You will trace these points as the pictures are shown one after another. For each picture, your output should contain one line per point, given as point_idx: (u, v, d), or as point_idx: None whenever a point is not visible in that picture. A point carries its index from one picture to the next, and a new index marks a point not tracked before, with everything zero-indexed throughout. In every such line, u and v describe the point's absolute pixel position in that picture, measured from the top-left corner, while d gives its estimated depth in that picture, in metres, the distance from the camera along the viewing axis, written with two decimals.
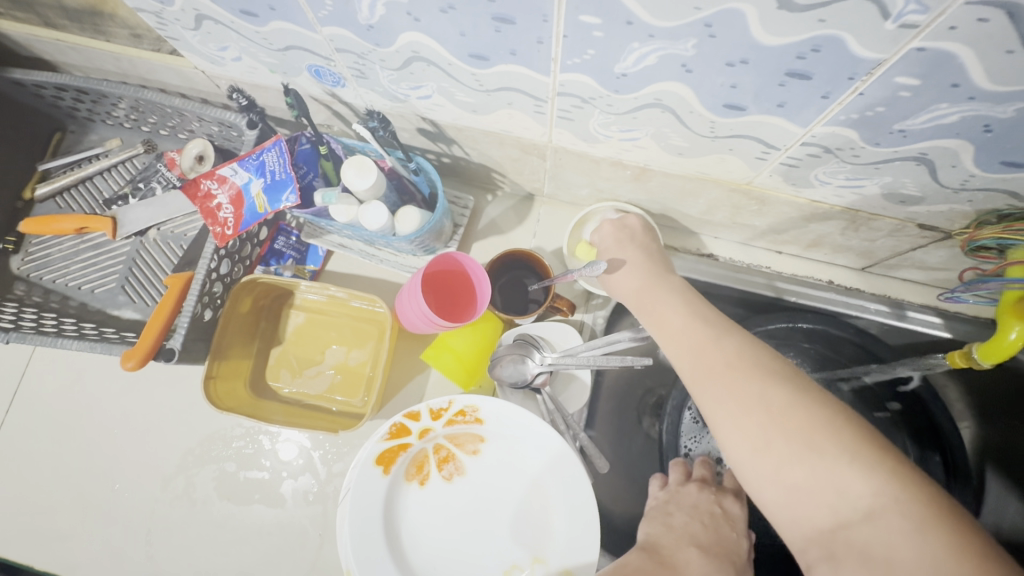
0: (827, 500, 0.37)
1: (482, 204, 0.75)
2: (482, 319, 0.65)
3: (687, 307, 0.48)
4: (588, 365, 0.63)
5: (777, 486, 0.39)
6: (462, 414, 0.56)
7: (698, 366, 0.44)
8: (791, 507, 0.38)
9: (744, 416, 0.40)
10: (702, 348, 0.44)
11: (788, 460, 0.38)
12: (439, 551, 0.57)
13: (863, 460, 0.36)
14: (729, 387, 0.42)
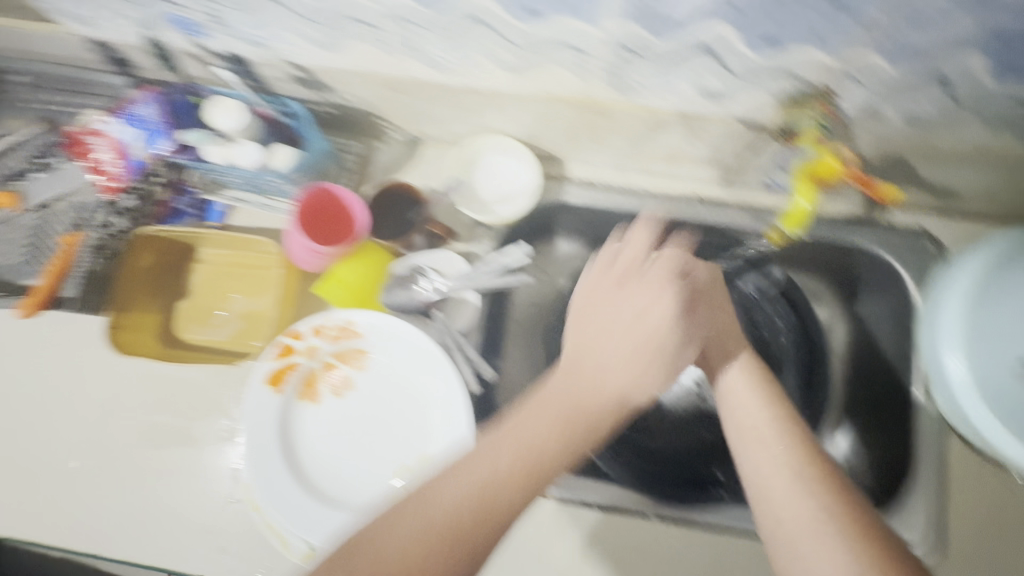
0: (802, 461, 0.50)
1: (372, 151, 0.79)
2: (368, 252, 0.69)
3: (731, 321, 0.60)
4: (475, 286, 0.72)
5: (772, 451, 0.51)
6: (341, 328, 0.61)
7: (745, 395, 0.56)
8: (772, 467, 0.50)
9: (758, 415, 0.55)
10: (755, 398, 0.56)
11: (789, 445, 0.51)
12: (334, 460, 0.62)
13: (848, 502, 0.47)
14: (760, 398, 0.56)
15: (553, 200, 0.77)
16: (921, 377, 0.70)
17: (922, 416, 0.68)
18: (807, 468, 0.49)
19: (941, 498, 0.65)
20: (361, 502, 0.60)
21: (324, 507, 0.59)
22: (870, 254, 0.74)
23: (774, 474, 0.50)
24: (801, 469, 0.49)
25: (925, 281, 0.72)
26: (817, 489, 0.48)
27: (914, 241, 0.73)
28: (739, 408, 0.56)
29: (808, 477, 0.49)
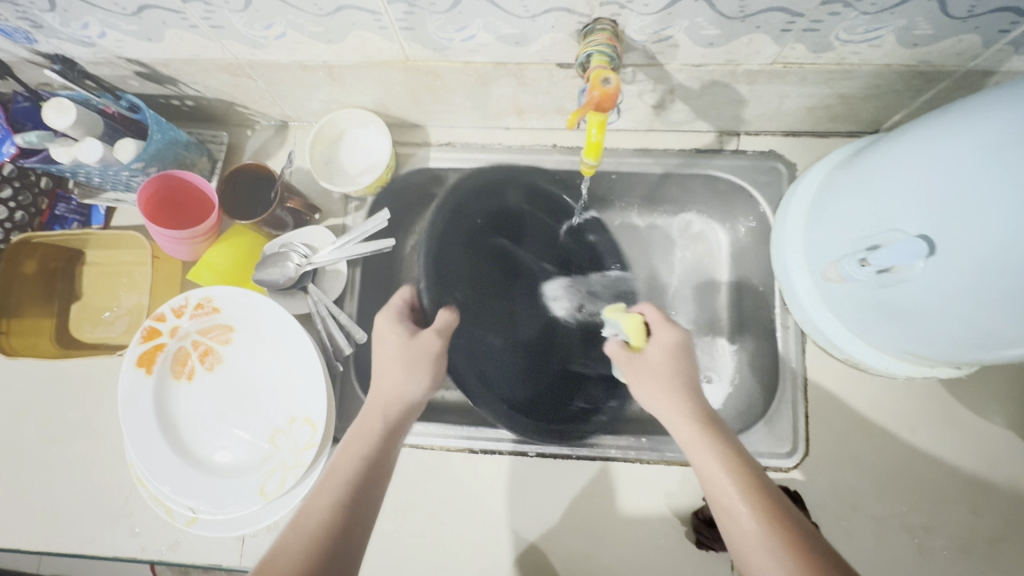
0: (730, 459, 0.52)
1: (242, 139, 0.82)
2: (236, 234, 0.72)
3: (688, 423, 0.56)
4: (344, 256, 0.74)
5: (706, 457, 0.53)
6: (200, 306, 0.64)
7: (670, 405, 0.59)
8: (713, 471, 0.52)
9: (684, 425, 0.57)
10: (700, 433, 0.55)
11: (718, 447, 0.53)
12: (214, 432, 0.66)
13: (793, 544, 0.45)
14: (686, 408, 0.58)
15: (419, 166, 0.80)
16: (779, 294, 0.75)
17: (781, 329, 0.74)
18: (737, 466, 0.51)
19: (803, 403, 0.71)
20: (241, 467, 0.64)
21: (205, 476, 0.63)
22: (724, 181, 0.78)
23: (709, 478, 0.52)
24: (732, 464, 0.52)
25: (776, 202, 0.76)
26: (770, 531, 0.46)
27: (764, 165, 0.77)
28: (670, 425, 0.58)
29: (743, 469, 0.51)
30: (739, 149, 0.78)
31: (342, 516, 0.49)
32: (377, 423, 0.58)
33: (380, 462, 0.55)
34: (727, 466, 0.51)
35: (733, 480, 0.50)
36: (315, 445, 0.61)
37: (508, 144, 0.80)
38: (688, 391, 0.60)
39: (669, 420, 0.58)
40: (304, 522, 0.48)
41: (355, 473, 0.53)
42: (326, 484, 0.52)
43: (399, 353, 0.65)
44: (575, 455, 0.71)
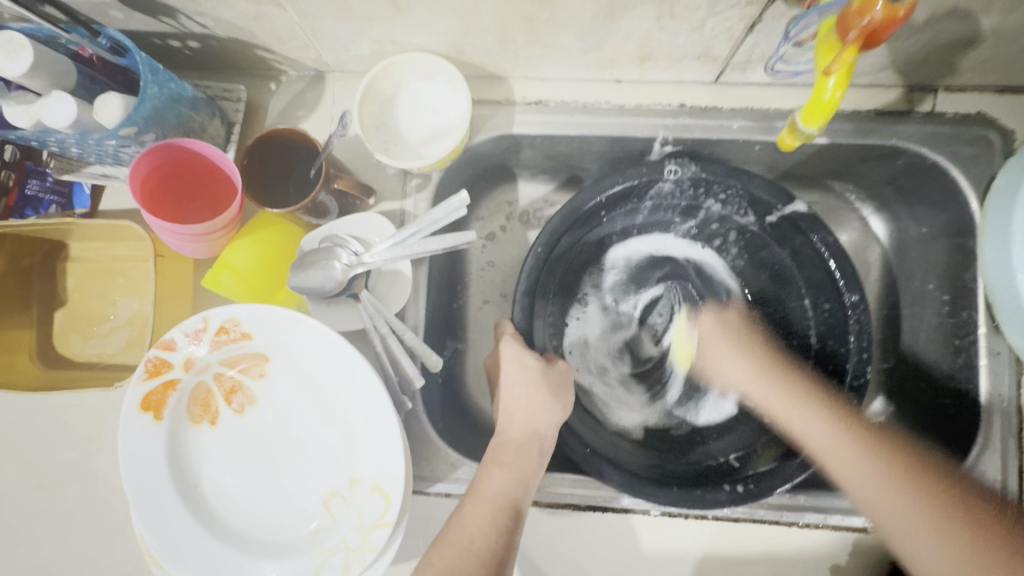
0: (897, 475, 0.49)
1: (264, 95, 0.62)
2: (264, 226, 0.54)
3: (821, 428, 0.51)
4: (408, 254, 0.56)
5: (878, 487, 0.49)
6: (222, 331, 0.47)
7: (788, 401, 0.54)
8: (861, 477, 0.49)
9: (816, 428, 0.52)
10: (824, 425, 0.52)
11: (885, 477, 0.49)
12: (249, 496, 0.49)
13: (945, 533, 0.46)
14: (813, 411, 0.52)
15: (499, 132, 0.61)
16: (983, 308, 0.57)
17: (986, 356, 0.56)
18: (897, 475, 0.49)
19: (1015, 454, 0.54)
20: (287, 544, 0.48)
21: (241, 554, 0.47)
22: (908, 155, 0.59)
23: (904, 517, 0.48)
24: (891, 481, 0.49)
25: (983, 184, 0.57)
26: (945, 529, 0.46)
27: (969, 133, 0.57)
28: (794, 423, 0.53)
29: (875, 459, 0.50)
30: (933, 112, 0.58)
31: (505, 544, 0.44)
32: (531, 462, 0.48)
33: (534, 485, 0.47)
34: (900, 476, 0.49)
35: (925, 505, 0.47)
36: (388, 524, 0.45)
37: (618, 102, 0.61)
38: (813, 391, 0.54)
39: (835, 458, 0.50)
40: (465, 554, 0.43)
41: (518, 500, 0.46)
42: (484, 511, 0.45)
43: (532, 393, 0.52)
44: (711, 515, 0.55)
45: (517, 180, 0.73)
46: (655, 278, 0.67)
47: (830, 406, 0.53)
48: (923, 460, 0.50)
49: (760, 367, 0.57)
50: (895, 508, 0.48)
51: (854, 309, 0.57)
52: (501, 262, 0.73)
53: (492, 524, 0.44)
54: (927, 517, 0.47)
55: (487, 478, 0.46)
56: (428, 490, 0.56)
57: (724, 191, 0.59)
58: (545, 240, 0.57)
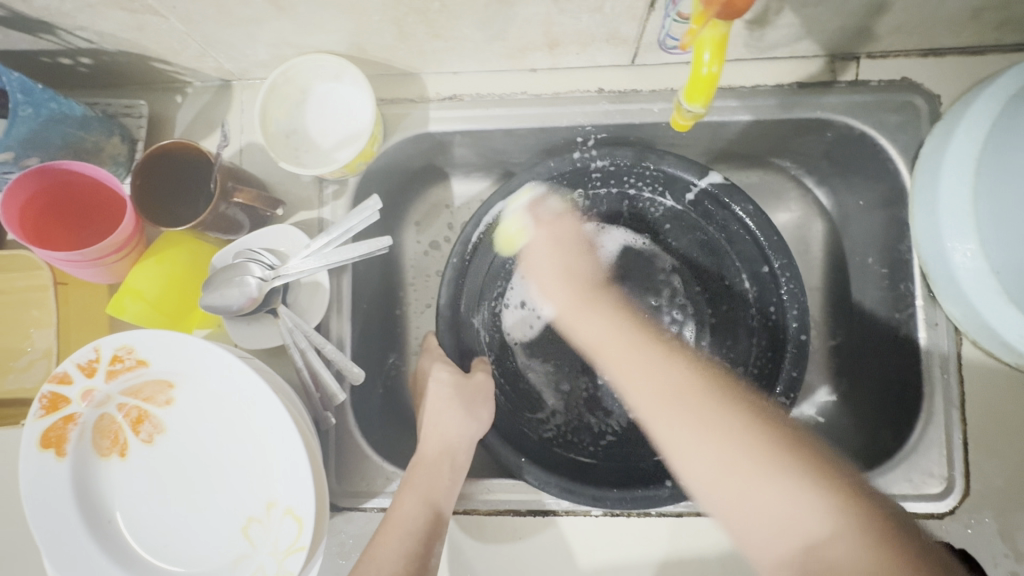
0: (766, 442, 0.42)
1: (169, 108, 0.59)
2: (169, 246, 0.52)
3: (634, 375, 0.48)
4: (324, 264, 0.54)
5: (686, 410, 0.44)
6: (118, 361, 0.45)
7: (655, 368, 0.47)
8: (698, 437, 0.43)
9: (635, 365, 0.48)
10: (660, 370, 0.47)
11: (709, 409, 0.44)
12: (165, 528, 0.47)
13: (780, 467, 0.40)
14: (650, 353, 0.49)
15: (415, 131, 0.59)
16: (920, 278, 0.55)
17: (925, 328, 0.54)
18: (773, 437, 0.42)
19: (960, 426, 0.52)
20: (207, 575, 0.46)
21: None
22: (838, 127, 0.57)
23: (766, 498, 0.40)
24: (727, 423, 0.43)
25: (912, 151, 0.55)
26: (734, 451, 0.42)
27: (894, 100, 0.55)
28: (623, 364, 0.49)
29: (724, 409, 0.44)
30: (857, 80, 0.56)
31: (418, 566, 0.45)
32: (443, 481, 0.49)
33: (446, 500, 0.48)
34: (726, 441, 0.42)
35: (721, 437, 0.43)
36: (303, 549, 0.43)
37: (536, 92, 0.58)
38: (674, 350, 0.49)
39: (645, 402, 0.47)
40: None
41: (428, 522, 0.47)
42: (396, 535, 0.45)
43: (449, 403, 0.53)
44: (655, 512, 0.53)
45: (450, 178, 0.71)
46: None
47: (719, 390, 0.45)
48: (776, 418, 0.44)
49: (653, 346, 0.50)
50: (744, 480, 0.41)
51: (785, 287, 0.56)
52: (440, 264, 0.71)
53: (404, 548, 0.45)
54: (761, 477, 0.40)
55: (400, 503, 0.47)
56: (364, 506, 0.54)
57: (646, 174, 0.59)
58: (459, 247, 0.58)
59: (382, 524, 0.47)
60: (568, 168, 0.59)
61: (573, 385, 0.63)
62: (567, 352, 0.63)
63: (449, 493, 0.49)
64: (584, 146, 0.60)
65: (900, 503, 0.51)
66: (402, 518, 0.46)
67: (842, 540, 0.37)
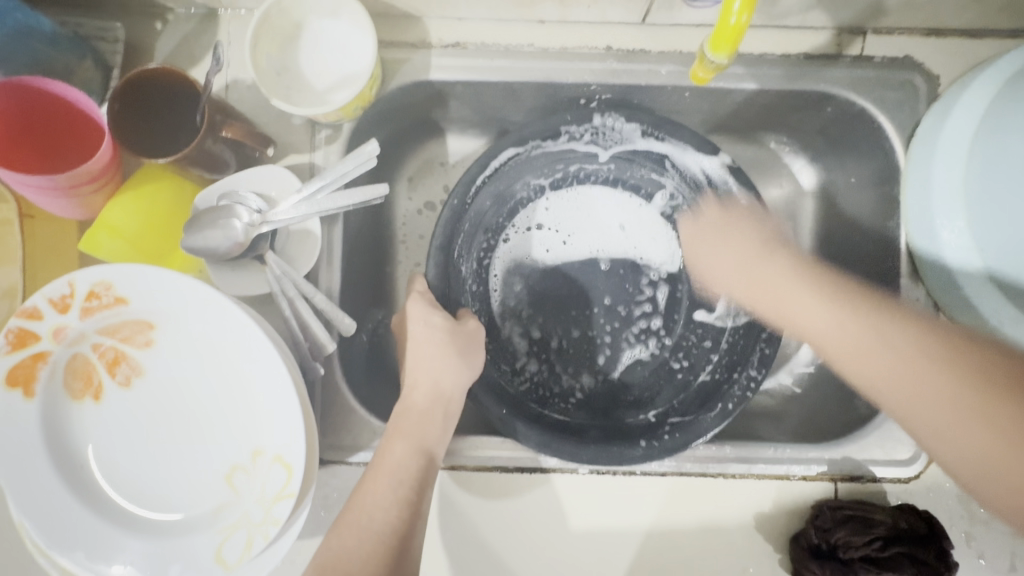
0: (920, 356, 0.44)
1: (146, 35, 0.55)
2: (148, 183, 0.49)
3: (817, 316, 0.49)
4: (315, 211, 0.51)
5: (889, 349, 0.45)
6: (94, 296, 0.42)
7: (860, 318, 0.48)
8: (909, 368, 0.44)
9: (816, 316, 0.49)
10: (822, 310, 0.49)
11: (846, 342, 0.47)
12: (141, 476, 0.45)
13: (909, 388, 0.44)
14: (815, 300, 0.50)
15: (415, 78, 0.56)
16: (905, 255, 0.57)
17: (906, 303, 0.56)
18: (903, 352, 0.45)
19: None
20: (186, 523, 0.45)
21: (131, 535, 0.44)
22: (840, 102, 0.57)
23: (941, 412, 0.42)
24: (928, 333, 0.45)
25: (908, 129, 0.56)
26: (908, 372, 0.44)
27: (895, 77, 0.56)
28: (802, 322, 0.50)
29: (874, 331, 0.47)
30: (862, 56, 0.56)
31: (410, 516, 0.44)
32: (432, 432, 0.48)
33: (440, 446, 0.48)
34: (932, 347, 0.44)
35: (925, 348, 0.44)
36: (292, 495, 0.42)
37: (544, 45, 0.57)
38: (844, 292, 0.49)
39: (812, 329, 0.50)
40: (364, 534, 0.42)
41: (418, 473, 0.46)
42: (391, 472, 0.45)
43: None
44: (639, 472, 0.54)
45: (445, 134, 0.68)
46: (576, 239, 0.63)
47: (849, 318, 0.48)
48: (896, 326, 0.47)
49: (809, 279, 0.51)
50: (936, 388, 0.42)
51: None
52: (431, 223, 0.69)
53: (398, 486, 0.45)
54: (951, 378, 0.42)
55: (392, 446, 0.47)
56: (349, 460, 0.53)
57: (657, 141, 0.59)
58: (461, 190, 0.57)
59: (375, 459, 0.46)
60: (577, 122, 0.58)
61: (548, 340, 0.62)
62: (545, 316, 0.63)
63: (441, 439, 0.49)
64: (587, 107, 0.59)
65: (870, 466, 0.54)
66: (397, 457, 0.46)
67: (994, 438, 0.39)
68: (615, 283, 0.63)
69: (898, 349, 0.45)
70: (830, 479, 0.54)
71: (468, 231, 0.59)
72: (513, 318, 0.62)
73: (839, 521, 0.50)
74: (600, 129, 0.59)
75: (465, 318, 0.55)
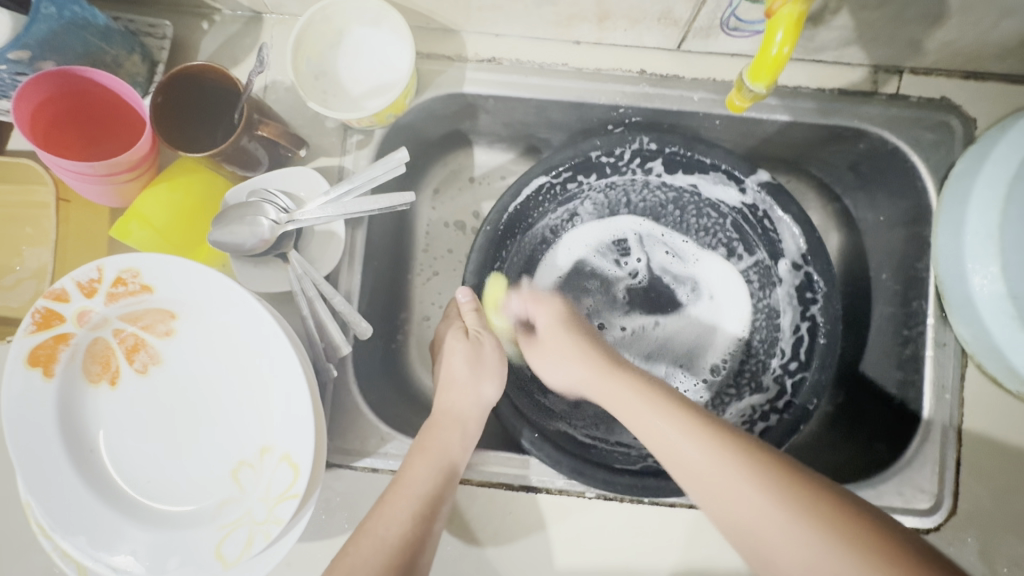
0: (668, 416, 0.45)
1: (194, 34, 0.56)
2: (181, 174, 0.50)
3: (573, 356, 0.54)
4: (341, 214, 0.52)
5: (652, 415, 0.46)
6: (122, 283, 0.43)
7: (614, 386, 0.50)
8: (694, 473, 0.42)
9: (583, 363, 0.53)
10: (613, 381, 0.50)
11: (652, 410, 0.46)
12: (153, 464, 0.45)
13: (754, 480, 0.40)
14: (635, 395, 0.48)
15: (448, 90, 0.57)
16: (934, 297, 0.55)
17: (933, 347, 0.55)
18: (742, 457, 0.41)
19: (955, 447, 0.53)
20: (191, 514, 0.44)
21: (136, 524, 0.44)
22: (873, 139, 0.57)
23: (732, 496, 0.40)
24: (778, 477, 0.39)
25: (942, 171, 0.55)
26: (686, 423, 0.44)
27: (932, 118, 0.55)
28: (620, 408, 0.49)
29: (658, 400, 0.46)
30: (897, 94, 0.56)
31: (422, 531, 0.45)
32: (452, 444, 0.50)
33: (459, 465, 0.49)
34: (740, 462, 0.41)
35: (749, 468, 0.40)
36: (297, 495, 0.42)
37: (578, 65, 0.57)
38: (656, 389, 0.48)
39: (617, 396, 0.49)
40: (378, 544, 0.43)
41: (439, 484, 0.47)
42: (415, 483, 0.46)
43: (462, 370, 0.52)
44: (647, 500, 0.52)
45: (473, 146, 0.69)
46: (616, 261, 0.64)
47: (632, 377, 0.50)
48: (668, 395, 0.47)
49: (600, 357, 0.53)
50: (723, 485, 0.41)
51: (815, 299, 0.57)
52: (453, 235, 0.69)
53: (411, 508, 0.45)
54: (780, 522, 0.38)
55: (411, 463, 0.48)
56: (354, 465, 0.53)
57: (688, 168, 0.58)
58: (493, 217, 0.58)
59: (399, 469, 0.48)
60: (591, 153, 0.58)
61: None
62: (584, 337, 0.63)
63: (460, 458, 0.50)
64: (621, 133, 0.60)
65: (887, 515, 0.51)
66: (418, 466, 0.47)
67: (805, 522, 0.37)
68: (659, 308, 0.63)
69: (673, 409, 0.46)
70: None
71: (500, 263, 0.60)
72: None
73: None
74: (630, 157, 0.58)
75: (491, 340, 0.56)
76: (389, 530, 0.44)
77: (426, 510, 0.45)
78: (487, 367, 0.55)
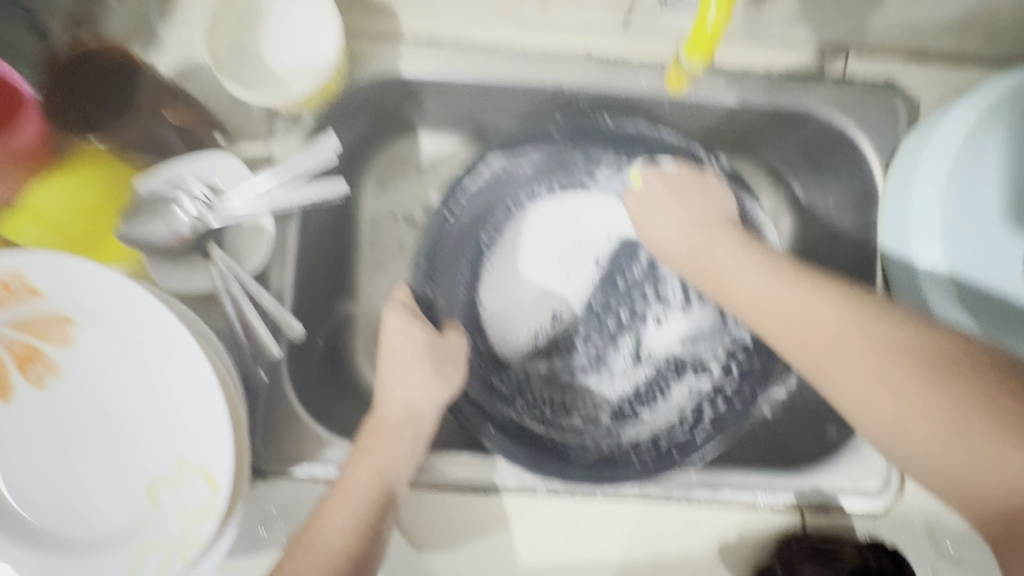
0: (882, 360, 0.39)
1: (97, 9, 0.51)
2: (80, 164, 0.45)
3: (773, 281, 0.45)
4: (267, 208, 0.49)
5: (866, 346, 0.40)
6: (7, 286, 0.38)
7: (823, 322, 0.42)
8: (909, 407, 0.37)
9: (779, 288, 0.45)
10: (830, 329, 0.42)
11: (869, 358, 0.40)
12: (51, 486, 0.41)
13: (981, 430, 0.35)
14: (839, 326, 0.41)
15: (385, 71, 0.54)
16: (880, 279, 0.55)
17: None
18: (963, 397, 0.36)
19: None
20: (97, 539, 0.40)
21: (35, 552, 0.39)
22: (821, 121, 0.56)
23: (949, 446, 0.36)
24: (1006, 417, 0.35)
25: (887, 153, 0.55)
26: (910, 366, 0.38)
27: (877, 100, 0.55)
28: (831, 367, 0.41)
29: (869, 342, 0.40)
30: (844, 75, 0.55)
31: (369, 538, 0.43)
32: (404, 448, 0.47)
33: (406, 469, 0.46)
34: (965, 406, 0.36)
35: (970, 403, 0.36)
36: (217, 513, 0.39)
37: (523, 44, 0.54)
38: (828, 277, 0.44)
39: (808, 334, 0.42)
40: (320, 556, 0.42)
41: (383, 491, 0.45)
42: (360, 491, 0.44)
43: (406, 367, 0.50)
44: (601, 494, 0.50)
45: (417, 133, 0.65)
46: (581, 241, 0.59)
47: (864, 307, 0.42)
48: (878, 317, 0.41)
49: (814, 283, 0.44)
50: (949, 442, 0.36)
51: None
52: (399, 226, 0.66)
53: (354, 517, 0.43)
54: (952, 394, 0.36)
55: (355, 468, 0.45)
56: (291, 474, 0.49)
57: (648, 149, 0.56)
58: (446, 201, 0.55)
59: (343, 472, 0.46)
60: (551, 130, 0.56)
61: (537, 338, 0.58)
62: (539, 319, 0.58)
63: (409, 461, 0.47)
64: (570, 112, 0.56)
65: (838, 498, 0.51)
66: (364, 473, 0.45)
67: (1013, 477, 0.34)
68: (619, 293, 0.59)
69: (887, 344, 0.39)
70: (797, 508, 0.51)
71: (454, 244, 0.57)
72: (502, 320, 0.58)
73: (804, 555, 0.47)
74: (586, 134, 0.56)
75: (447, 330, 0.53)
76: (333, 543, 0.42)
77: (372, 521, 0.44)
78: (446, 360, 0.51)
